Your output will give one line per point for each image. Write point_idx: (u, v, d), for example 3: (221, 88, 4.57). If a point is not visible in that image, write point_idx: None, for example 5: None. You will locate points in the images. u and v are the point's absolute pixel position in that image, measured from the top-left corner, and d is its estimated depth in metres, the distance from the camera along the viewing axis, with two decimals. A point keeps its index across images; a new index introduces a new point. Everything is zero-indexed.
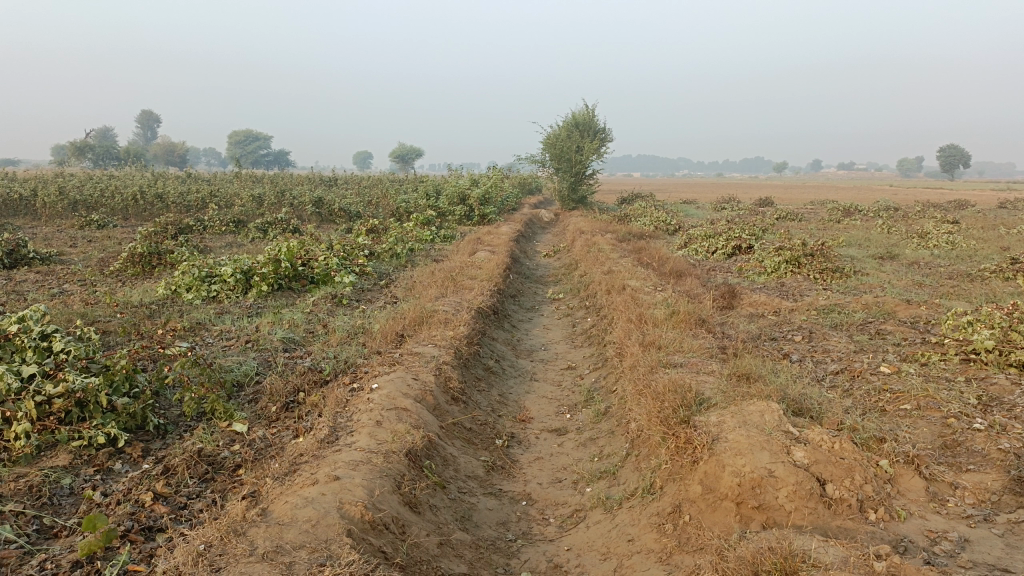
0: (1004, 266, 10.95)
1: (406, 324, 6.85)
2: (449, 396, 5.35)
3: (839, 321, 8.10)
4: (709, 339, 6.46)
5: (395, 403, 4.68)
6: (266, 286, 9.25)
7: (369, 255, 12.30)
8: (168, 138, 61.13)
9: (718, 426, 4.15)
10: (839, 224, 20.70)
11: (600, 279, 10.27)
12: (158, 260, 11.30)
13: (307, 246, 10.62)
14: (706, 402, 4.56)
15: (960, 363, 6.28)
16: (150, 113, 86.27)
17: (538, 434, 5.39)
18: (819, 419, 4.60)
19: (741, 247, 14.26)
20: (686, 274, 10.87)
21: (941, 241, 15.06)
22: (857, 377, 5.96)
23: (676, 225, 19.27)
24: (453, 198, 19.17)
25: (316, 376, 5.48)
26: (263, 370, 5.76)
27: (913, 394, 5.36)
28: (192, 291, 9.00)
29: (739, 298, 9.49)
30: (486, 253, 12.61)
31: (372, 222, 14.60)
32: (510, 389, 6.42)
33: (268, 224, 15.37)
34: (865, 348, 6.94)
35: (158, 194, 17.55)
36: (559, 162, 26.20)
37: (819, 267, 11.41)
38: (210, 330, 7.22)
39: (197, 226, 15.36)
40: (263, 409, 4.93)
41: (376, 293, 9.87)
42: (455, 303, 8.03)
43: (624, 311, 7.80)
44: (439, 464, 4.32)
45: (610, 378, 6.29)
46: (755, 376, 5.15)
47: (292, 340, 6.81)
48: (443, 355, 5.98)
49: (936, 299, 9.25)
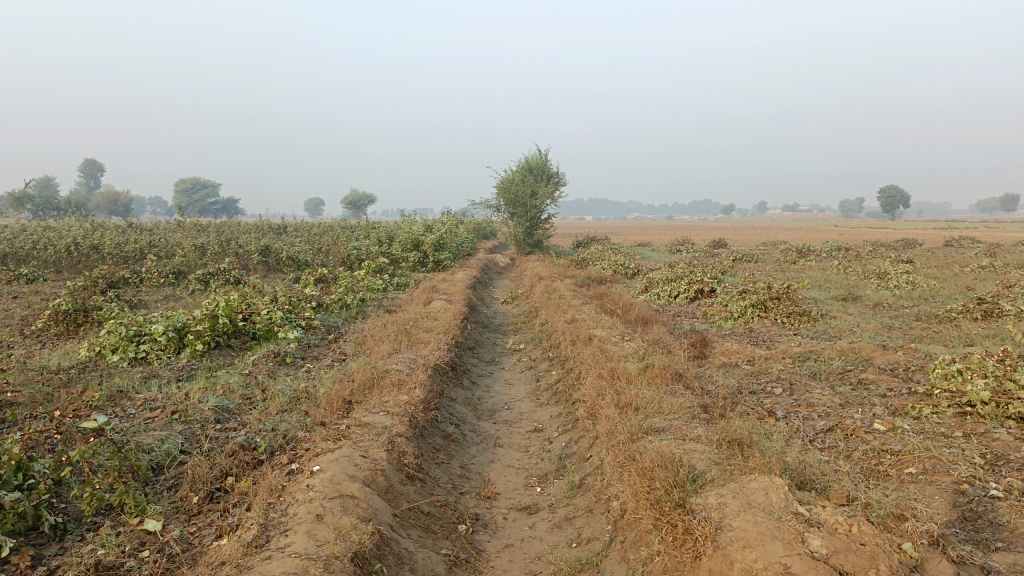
0: (971, 306, 10.74)
1: (355, 388, 6.16)
2: (404, 474, 4.68)
3: (817, 370, 7.67)
4: (689, 396, 5.92)
5: (339, 489, 3.99)
6: (202, 344, 8.47)
7: (317, 306, 11.60)
8: (112, 189, 59.69)
9: (719, 510, 3.58)
10: (795, 265, 20.70)
11: (563, 329, 9.73)
12: (84, 318, 10.40)
13: (249, 300, 9.88)
14: (699, 478, 3.99)
15: (956, 417, 5.82)
16: (92, 164, 85.68)
17: (506, 514, 4.73)
18: (825, 492, 4.05)
19: (703, 291, 13.94)
20: (652, 321, 10.41)
21: (901, 281, 14.96)
22: (850, 438, 5.45)
23: (634, 268, 18.96)
24: (406, 245, 18.59)
25: (249, 455, 4.76)
26: (188, 449, 5.02)
27: (916, 455, 4.87)
28: (118, 352, 8.20)
29: (709, 347, 9.04)
30: (442, 302, 11.99)
31: (322, 271, 13.90)
32: (473, 459, 5.77)
33: (209, 275, 14.52)
34: (851, 400, 6.48)
35: (94, 245, 16.58)
36: (514, 207, 25.85)
37: (785, 310, 11.07)
38: (133, 399, 6.43)
39: (133, 279, 14.43)
40: (182, 501, 4.20)
41: (322, 350, 9.15)
42: (409, 360, 7.37)
43: (593, 364, 7.23)
44: (392, 564, 3.64)
45: (584, 443, 5.68)
46: (748, 443, 4.60)
47: (225, 409, 6.08)
48: (396, 424, 5.31)
49: (911, 344, 8.90)
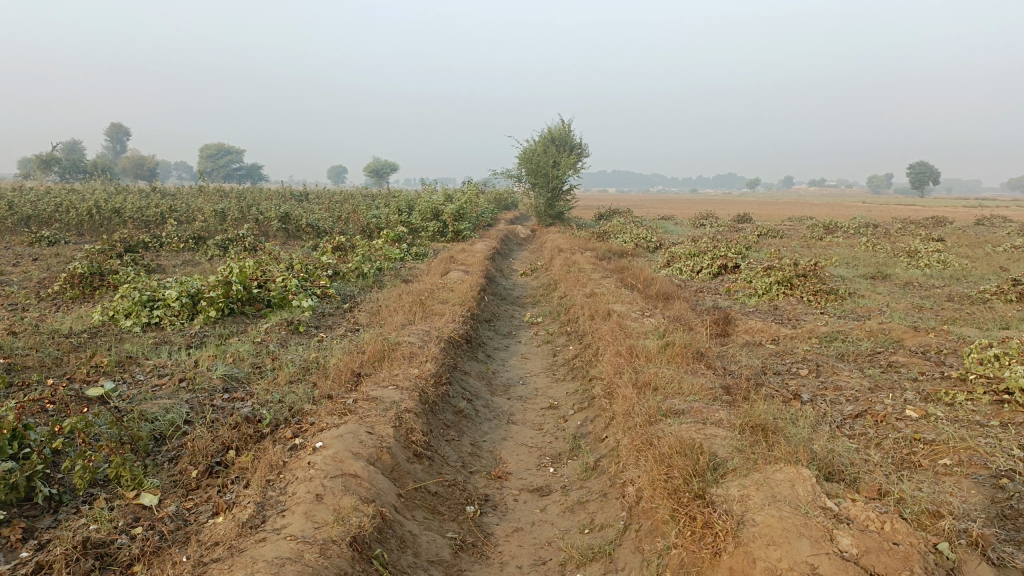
0: (1006, 288, 10.35)
1: (365, 360, 5.99)
2: (411, 452, 4.51)
3: (845, 351, 7.39)
4: (710, 377, 5.68)
5: (342, 468, 3.82)
6: (215, 311, 8.34)
7: (333, 274, 11.44)
8: (138, 154, 59.88)
9: (741, 502, 3.36)
10: (822, 241, 20.25)
11: (582, 303, 9.50)
12: (100, 282, 10.31)
13: (264, 267, 9.74)
14: (721, 466, 3.75)
15: (991, 405, 5.52)
16: (118, 127, 86.37)
17: (516, 496, 4.55)
18: (854, 485, 3.82)
19: (727, 266, 13.60)
20: (674, 297, 10.13)
21: (932, 260, 14.52)
22: (880, 425, 5.20)
23: (656, 242, 18.61)
24: (426, 214, 18.36)
25: (253, 428, 4.61)
26: (192, 418, 4.86)
27: (950, 446, 4.60)
28: (131, 317, 8.09)
29: (733, 324, 8.77)
30: (459, 273, 11.78)
31: (339, 239, 13.72)
32: (484, 436, 5.59)
33: (228, 241, 14.41)
34: (881, 384, 6.21)
35: (116, 208, 16.51)
36: (536, 178, 25.53)
37: (812, 288, 10.74)
38: (142, 365, 6.31)
39: (152, 243, 14.35)
40: (180, 475, 4.07)
41: (337, 320, 9.01)
42: (423, 332, 7.19)
43: (612, 341, 7.00)
44: (394, 549, 3.47)
45: (599, 424, 5.49)
46: (772, 429, 4.36)
47: (234, 377, 5.94)
48: (405, 399, 5.13)
49: (944, 325, 8.57)
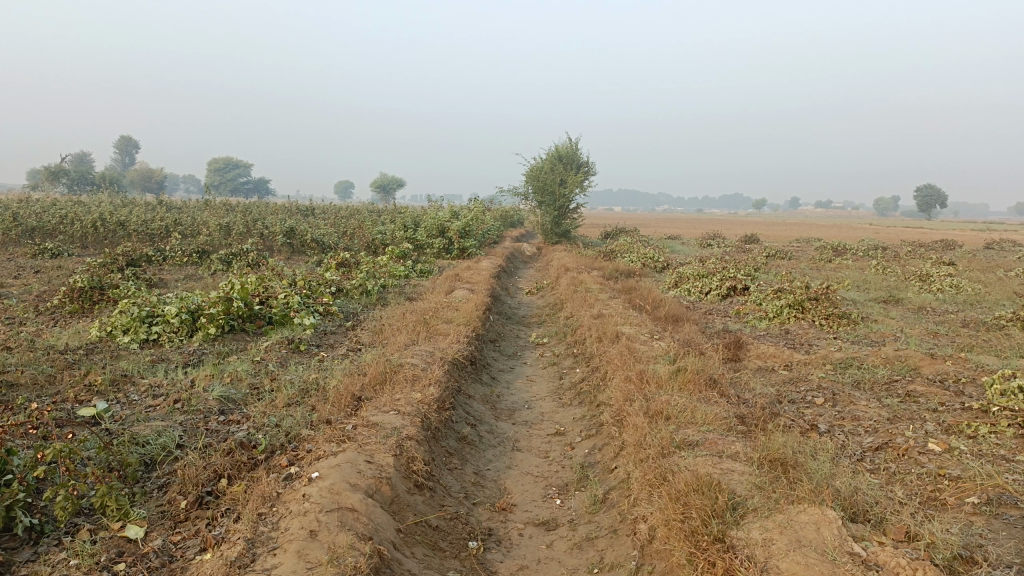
0: (1022, 314, 10.12)
1: (365, 383, 5.79)
2: (412, 483, 4.31)
3: (861, 379, 7.16)
4: (724, 405, 5.47)
5: (338, 501, 3.61)
6: (214, 328, 8.15)
7: (336, 291, 11.28)
8: (147, 167, 60.17)
9: (764, 547, 3.15)
10: (831, 263, 20.05)
11: (589, 324, 9.30)
12: (100, 296, 10.14)
13: (266, 283, 9.56)
14: (740, 506, 3.54)
15: (1017, 438, 5.27)
16: (129, 138, 87.08)
17: (521, 530, 4.33)
18: (881, 527, 3.60)
19: (736, 288, 13.39)
20: (683, 319, 9.93)
21: (944, 284, 14.29)
22: (902, 459, 4.97)
23: (664, 262, 18.42)
24: (431, 230, 18.22)
25: (247, 455, 4.42)
26: (185, 442, 4.66)
27: (978, 483, 4.37)
28: (129, 333, 7.92)
29: (744, 349, 8.55)
30: (464, 292, 11.60)
31: (344, 256, 13.57)
32: (489, 464, 5.38)
33: (232, 255, 14.26)
34: (900, 415, 5.99)
35: (120, 221, 16.41)
36: (543, 195, 25.39)
37: (824, 311, 10.51)
38: (137, 385, 6.12)
39: (155, 256, 14.20)
40: (169, 505, 3.87)
41: (339, 338, 8.82)
42: (427, 354, 6.99)
43: (621, 365, 6.79)
44: None
45: (609, 453, 5.28)
46: (791, 464, 4.15)
47: (230, 398, 5.75)
48: (407, 426, 4.93)
49: (961, 353, 8.33)
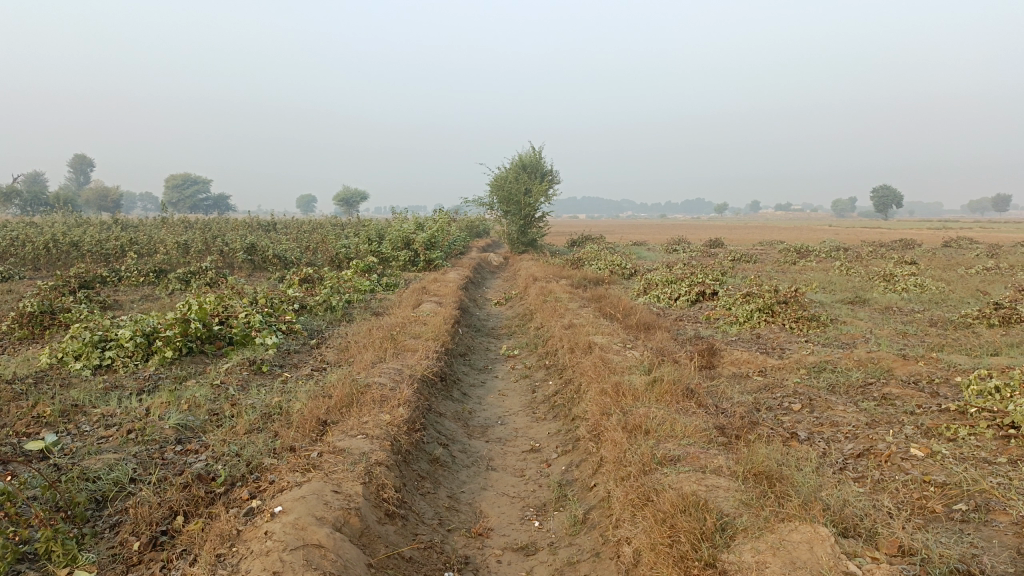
0: (988, 312, 10.20)
1: (331, 406, 5.54)
2: (383, 512, 4.08)
3: (836, 383, 7.09)
4: (703, 416, 5.33)
5: (304, 537, 3.38)
6: (172, 351, 7.81)
7: (300, 308, 10.97)
8: (102, 186, 58.78)
9: (757, 572, 3.01)
10: (796, 265, 20.20)
11: (561, 334, 9.14)
12: (51, 320, 9.70)
13: (226, 302, 9.23)
14: (729, 526, 3.39)
15: (997, 439, 5.21)
16: (83, 157, 85.35)
17: (499, 556, 4.13)
18: (873, 541, 3.47)
19: (705, 293, 13.35)
20: (654, 327, 9.82)
21: (908, 283, 14.42)
22: (886, 466, 4.87)
23: (631, 269, 18.38)
24: (396, 243, 17.94)
25: (205, 489, 4.15)
26: (138, 476, 4.36)
27: (965, 489, 4.28)
28: (81, 359, 7.55)
29: (717, 356, 8.46)
30: (432, 305, 11.37)
31: (307, 271, 13.25)
32: (463, 486, 5.17)
33: (190, 274, 13.84)
34: (878, 419, 5.90)
35: (74, 241, 15.87)
36: (508, 205, 25.24)
37: (793, 315, 10.49)
38: (88, 415, 5.78)
39: (110, 277, 13.73)
40: (120, 548, 3.60)
41: (303, 358, 8.52)
42: (395, 372, 6.75)
43: (595, 377, 6.62)
44: None
45: (587, 470, 5.10)
46: (777, 476, 4.01)
47: (188, 426, 5.45)
48: (376, 450, 4.71)
49: (933, 353, 8.33)
